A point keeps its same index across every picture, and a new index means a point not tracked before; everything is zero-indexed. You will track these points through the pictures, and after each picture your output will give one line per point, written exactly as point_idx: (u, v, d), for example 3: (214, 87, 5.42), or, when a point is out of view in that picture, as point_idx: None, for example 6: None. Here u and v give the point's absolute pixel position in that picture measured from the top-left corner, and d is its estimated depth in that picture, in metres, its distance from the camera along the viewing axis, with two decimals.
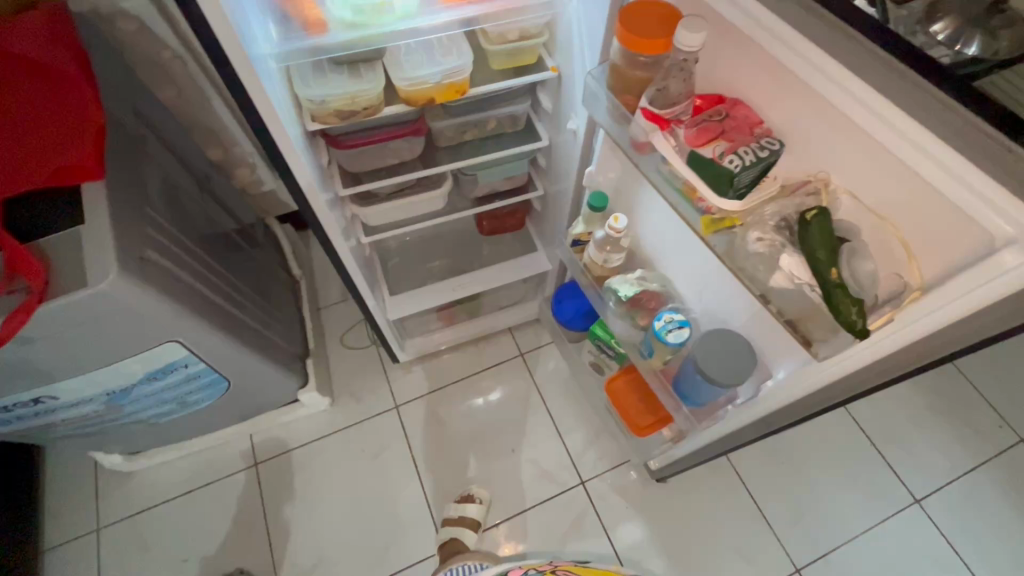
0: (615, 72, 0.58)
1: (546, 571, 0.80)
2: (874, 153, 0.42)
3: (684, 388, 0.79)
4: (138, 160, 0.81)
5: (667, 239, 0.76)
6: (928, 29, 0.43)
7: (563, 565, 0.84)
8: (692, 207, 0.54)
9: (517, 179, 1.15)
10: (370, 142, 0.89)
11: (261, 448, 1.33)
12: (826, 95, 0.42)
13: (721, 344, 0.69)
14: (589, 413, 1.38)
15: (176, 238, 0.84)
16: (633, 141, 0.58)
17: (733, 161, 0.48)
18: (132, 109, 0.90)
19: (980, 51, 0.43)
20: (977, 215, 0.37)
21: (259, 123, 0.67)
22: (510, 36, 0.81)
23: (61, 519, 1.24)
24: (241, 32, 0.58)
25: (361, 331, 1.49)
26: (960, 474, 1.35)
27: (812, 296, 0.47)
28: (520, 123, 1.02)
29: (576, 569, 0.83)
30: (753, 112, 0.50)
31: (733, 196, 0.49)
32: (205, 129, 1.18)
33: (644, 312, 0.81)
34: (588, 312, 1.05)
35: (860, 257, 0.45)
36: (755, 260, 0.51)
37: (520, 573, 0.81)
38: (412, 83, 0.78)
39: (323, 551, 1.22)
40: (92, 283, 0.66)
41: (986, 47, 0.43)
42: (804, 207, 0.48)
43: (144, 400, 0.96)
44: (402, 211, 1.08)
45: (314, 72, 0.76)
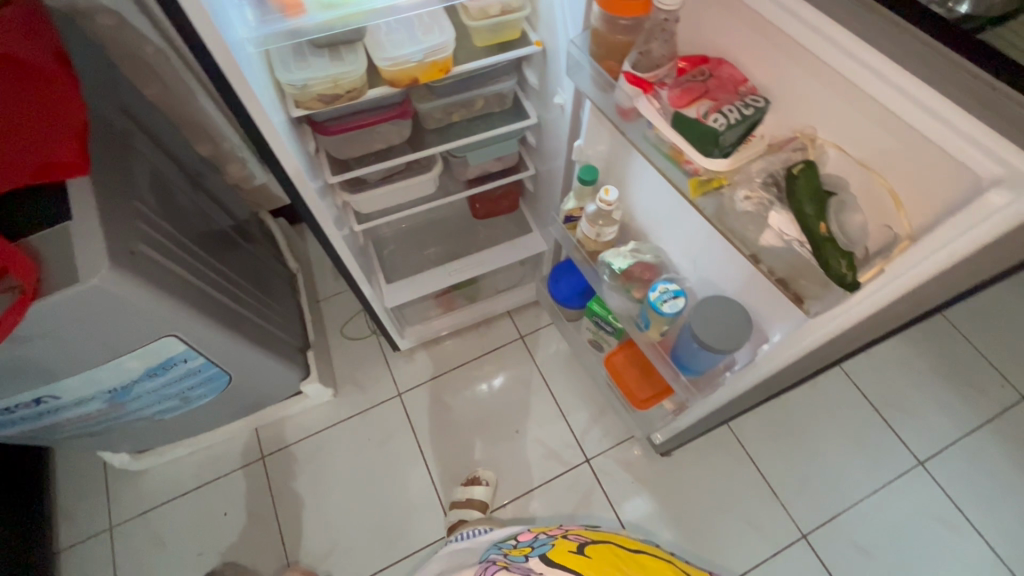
0: (597, 37, 0.57)
1: (557, 534, 0.79)
2: (860, 103, 0.41)
3: (682, 357, 0.80)
4: (124, 155, 0.80)
5: (659, 208, 0.75)
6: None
7: (576, 530, 0.82)
8: (680, 170, 0.54)
9: (507, 159, 1.14)
10: (357, 126, 0.89)
11: (267, 441, 1.34)
12: (809, 45, 0.42)
13: (717, 310, 0.69)
14: (592, 392, 1.39)
15: (169, 233, 0.84)
16: (617, 108, 0.58)
17: (718, 119, 0.47)
18: (116, 105, 0.89)
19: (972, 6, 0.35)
20: (964, 158, 0.36)
21: (242, 112, 0.66)
22: (491, 10, 0.80)
23: (74, 520, 1.25)
24: (216, 16, 0.57)
25: (361, 322, 1.49)
26: (963, 434, 1.35)
27: (802, 252, 0.47)
28: (507, 101, 1.01)
29: (589, 533, 0.81)
30: (737, 70, 0.49)
31: (719, 155, 0.49)
32: (193, 125, 1.17)
33: (639, 285, 0.81)
34: (584, 289, 1.05)
35: (848, 209, 0.44)
36: (744, 221, 0.51)
37: (531, 535, 0.83)
38: (394, 62, 0.77)
39: (335, 538, 1.24)
40: (84, 279, 0.65)
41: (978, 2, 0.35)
42: (792, 163, 0.47)
43: (146, 397, 0.96)
44: (393, 197, 1.08)
45: (294, 57, 0.75)
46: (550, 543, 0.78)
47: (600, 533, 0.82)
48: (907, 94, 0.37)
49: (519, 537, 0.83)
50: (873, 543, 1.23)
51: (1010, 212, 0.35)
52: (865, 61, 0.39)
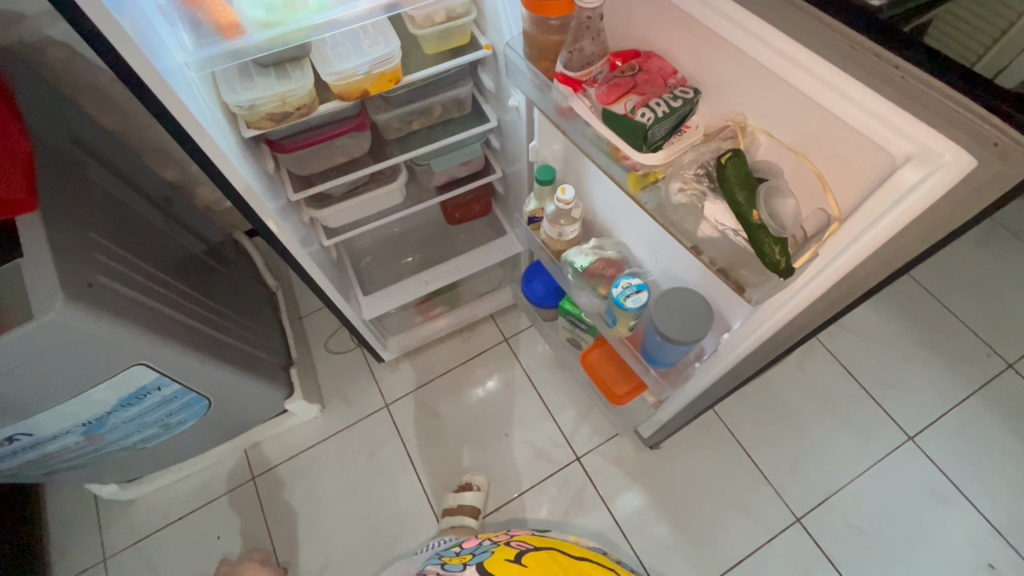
0: (529, 39, 0.57)
1: (501, 541, 0.84)
2: (779, 88, 0.41)
3: (651, 351, 0.80)
4: (80, 187, 0.80)
5: (616, 203, 0.75)
6: None
7: (519, 535, 0.87)
8: (618, 166, 0.54)
9: (474, 164, 1.14)
10: (312, 142, 0.88)
11: (257, 462, 1.33)
12: (728, 36, 0.42)
13: (679, 302, 0.70)
14: (578, 390, 1.39)
15: (131, 261, 0.84)
16: (556, 107, 0.58)
17: (645, 114, 0.47)
18: (70, 137, 0.88)
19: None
20: (877, 137, 0.37)
21: (188, 138, 0.66)
22: (437, 17, 0.79)
23: (66, 554, 1.25)
24: (146, 44, 0.57)
25: (344, 335, 1.49)
26: (952, 406, 1.35)
27: (737, 240, 0.47)
28: (466, 106, 1.01)
29: (530, 538, 0.86)
30: (666, 63, 0.49)
31: (651, 150, 0.49)
32: (157, 150, 1.17)
33: (604, 281, 0.80)
34: (557, 288, 1.05)
35: (778, 195, 0.44)
36: (681, 212, 0.51)
37: (476, 542, 0.87)
38: (341, 77, 0.77)
39: (329, 554, 1.23)
40: (39, 314, 0.65)
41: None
42: (721, 151, 0.47)
43: (124, 426, 0.96)
44: (361, 209, 1.08)
45: (240, 78, 0.74)
46: (491, 550, 0.82)
47: (540, 537, 0.87)
48: (820, 78, 0.38)
49: (465, 545, 0.88)
50: (868, 521, 1.23)
51: (923, 189, 0.36)
52: (778, 48, 0.39)
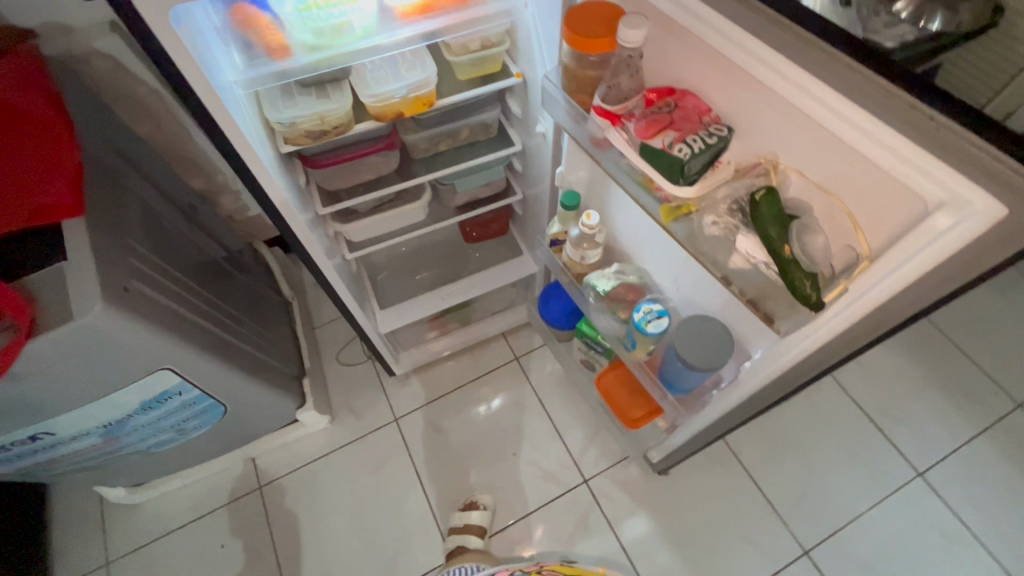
0: (568, 72, 0.60)
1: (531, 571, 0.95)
2: (814, 132, 0.44)
3: (669, 376, 0.81)
4: (119, 194, 0.83)
5: (639, 230, 0.77)
6: (889, 9, 0.48)
7: (550, 567, 0.99)
8: (651, 196, 0.56)
9: (495, 185, 1.16)
10: (343, 160, 0.91)
11: (264, 471, 1.33)
12: (767, 82, 0.44)
13: (700, 329, 0.71)
14: (587, 412, 1.39)
15: (161, 267, 0.86)
16: (591, 138, 0.60)
17: (683, 149, 0.49)
18: (111, 145, 0.91)
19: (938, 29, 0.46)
20: (910, 183, 0.38)
21: (232, 151, 0.68)
22: (472, 46, 0.83)
23: (68, 557, 1.24)
24: (204, 63, 0.60)
25: (356, 347, 1.50)
26: (960, 444, 1.35)
27: (769, 273, 0.49)
28: (492, 130, 1.04)
29: (561, 569, 0.98)
30: (700, 101, 0.52)
31: (686, 183, 0.51)
32: (186, 160, 1.20)
33: (625, 306, 0.82)
34: (573, 310, 1.06)
35: (809, 231, 0.46)
36: (713, 244, 0.53)
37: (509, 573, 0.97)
38: (378, 99, 0.80)
39: (331, 567, 1.22)
40: (77, 316, 0.67)
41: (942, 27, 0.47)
42: (755, 188, 0.50)
43: (142, 430, 0.97)
44: (384, 225, 1.10)
45: (282, 97, 0.77)
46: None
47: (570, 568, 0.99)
48: (854, 124, 0.39)
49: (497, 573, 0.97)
50: (876, 558, 1.22)
51: (954, 234, 0.37)
52: (816, 95, 0.41)
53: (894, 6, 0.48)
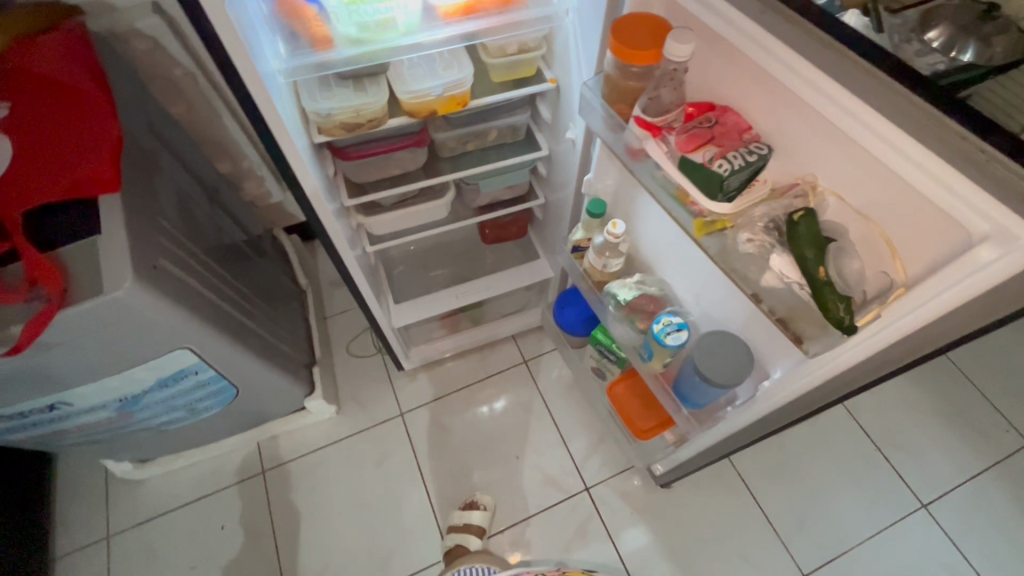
0: (609, 82, 0.60)
1: None
2: (858, 157, 0.44)
3: (684, 389, 0.81)
4: (152, 173, 0.84)
5: (664, 241, 0.78)
6: (921, 37, 0.47)
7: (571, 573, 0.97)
8: (685, 210, 0.56)
9: (518, 188, 1.17)
10: (373, 153, 0.92)
11: (268, 456, 1.34)
12: (815, 104, 0.44)
13: (720, 345, 0.71)
14: (593, 420, 1.39)
15: (188, 247, 0.87)
16: (627, 147, 0.61)
17: (722, 165, 0.50)
18: (147, 124, 0.92)
19: (974, 57, 0.47)
20: (956, 214, 0.39)
21: (270, 137, 0.70)
22: (509, 49, 0.84)
23: (71, 528, 1.26)
24: (252, 49, 0.61)
25: (367, 340, 1.51)
26: (966, 479, 1.34)
27: (801, 293, 0.49)
28: (520, 133, 1.04)
29: None
30: (741, 119, 0.52)
31: (724, 199, 0.51)
32: (214, 144, 1.21)
33: (644, 316, 0.82)
34: (589, 317, 1.07)
35: (847, 255, 0.46)
36: (746, 260, 0.53)
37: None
38: (414, 96, 0.81)
39: (328, 557, 1.23)
40: (108, 291, 0.68)
41: (980, 55, 0.47)
42: (793, 208, 0.50)
43: (155, 407, 0.98)
44: (406, 220, 1.11)
45: (320, 87, 0.79)
46: None
47: None
48: (902, 152, 0.40)
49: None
50: None
51: (996, 268, 0.37)
52: (865, 121, 0.41)
53: (927, 34, 0.48)
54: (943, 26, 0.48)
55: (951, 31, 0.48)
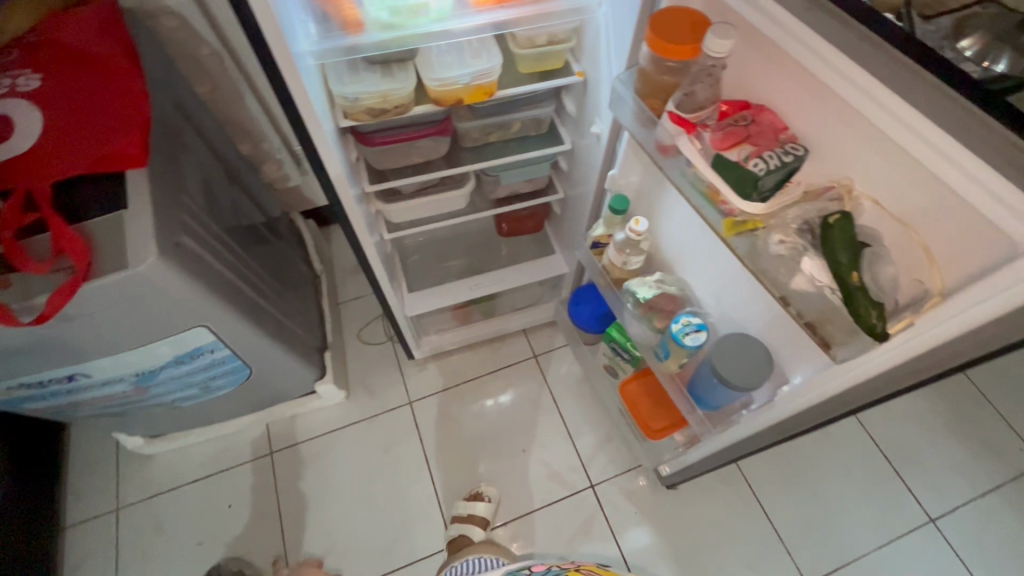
0: (643, 76, 0.60)
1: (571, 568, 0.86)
2: (899, 161, 0.44)
3: (699, 391, 0.81)
4: (178, 151, 0.84)
5: (687, 240, 0.77)
6: (954, 45, 0.40)
7: (587, 565, 0.90)
8: (714, 209, 0.55)
9: (538, 182, 1.17)
10: (397, 140, 0.91)
11: (276, 437, 1.35)
12: (858, 105, 0.44)
13: (739, 347, 0.70)
14: (601, 417, 1.39)
15: (210, 226, 0.87)
16: (657, 143, 0.60)
17: (758, 164, 0.49)
18: (174, 102, 0.93)
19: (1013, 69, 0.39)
20: (1002, 223, 0.38)
21: (298, 118, 0.70)
22: (538, 40, 0.83)
23: (82, 498, 1.28)
24: (285, 29, 0.61)
25: (378, 327, 1.51)
26: (977, 495, 1.33)
27: (832, 298, 0.48)
28: (543, 126, 1.04)
29: (598, 569, 0.89)
30: (778, 118, 0.51)
31: (757, 199, 0.51)
32: (236, 125, 1.22)
33: (662, 315, 0.82)
34: (604, 314, 1.06)
35: (882, 261, 0.46)
36: (776, 263, 0.52)
37: (544, 568, 0.88)
38: (442, 83, 0.80)
39: (332, 540, 1.24)
40: (132, 265, 0.68)
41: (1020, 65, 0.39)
42: (828, 212, 0.49)
43: (170, 383, 0.99)
44: (425, 209, 1.11)
45: (349, 71, 0.78)
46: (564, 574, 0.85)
47: (607, 569, 0.90)
48: (949, 158, 0.39)
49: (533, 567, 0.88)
50: None
51: None
52: (911, 124, 0.40)
53: (960, 42, 0.40)
54: (984, 32, 0.41)
55: (988, 39, 0.40)
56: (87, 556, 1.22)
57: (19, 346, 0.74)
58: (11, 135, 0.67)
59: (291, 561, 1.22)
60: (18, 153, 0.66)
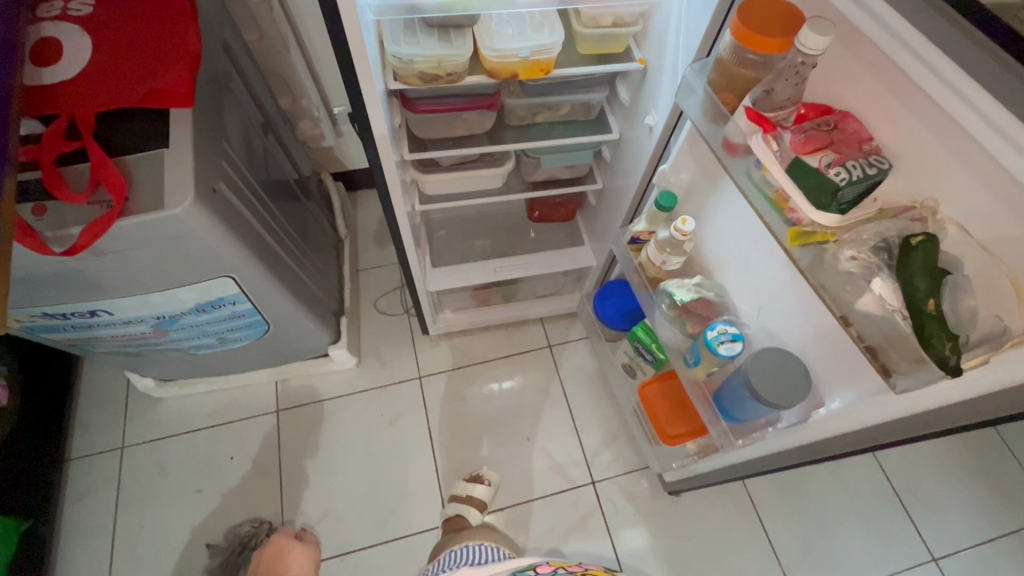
0: (720, 66, 0.56)
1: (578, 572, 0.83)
2: (998, 187, 0.41)
3: (725, 401, 0.77)
4: (222, 96, 0.83)
5: (735, 244, 0.74)
6: None
7: (594, 569, 0.86)
8: (780, 217, 0.52)
9: (578, 169, 1.13)
10: (442, 109, 0.88)
11: (284, 396, 1.35)
12: (962, 122, 0.40)
13: (777, 362, 0.67)
14: (609, 415, 1.37)
15: (245, 176, 0.86)
16: (725, 141, 0.57)
17: (840, 174, 0.46)
18: (223, 45, 0.90)
19: None
20: None
21: (352, 75, 0.67)
22: (604, 21, 0.79)
23: (89, 433, 1.29)
24: None
25: (395, 298, 1.50)
26: (983, 539, 1.30)
27: (902, 324, 0.45)
28: (592, 113, 1.00)
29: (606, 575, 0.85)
30: (863, 127, 0.48)
31: (835, 210, 0.48)
32: (278, 77, 1.19)
33: (696, 320, 0.79)
34: (631, 312, 1.04)
35: (963, 291, 0.43)
36: (842, 279, 0.49)
37: (550, 569, 0.84)
38: (499, 54, 0.77)
39: (329, 504, 1.25)
40: (168, 207, 0.67)
41: None
42: (909, 232, 0.46)
43: (189, 330, 0.98)
44: (460, 184, 1.08)
45: (405, 31, 0.76)
46: None
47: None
48: None
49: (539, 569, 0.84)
50: None
51: None
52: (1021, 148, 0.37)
53: None
54: None
55: None
56: (89, 490, 1.23)
57: (46, 275, 0.73)
58: (60, 61, 0.66)
59: (286, 519, 1.23)
60: (65, 80, 0.65)
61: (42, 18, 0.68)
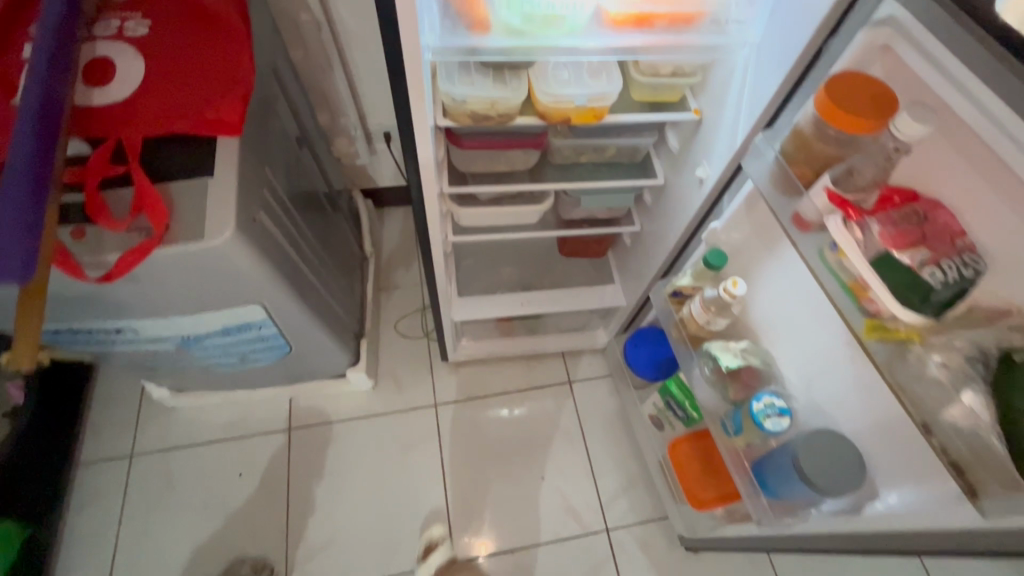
0: (797, 136, 0.53)
1: None
2: None
3: (766, 473, 0.73)
4: (267, 120, 0.81)
5: (790, 314, 0.71)
6: None
7: None
8: (856, 306, 0.49)
9: (616, 211, 1.11)
10: (488, 145, 0.86)
11: (297, 415, 1.33)
12: None
13: (831, 448, 0.63)
14: (627, 459, 1.33)
15: (284, 200, 0.84)
16: (795, 216, 0.53)
17: (934, 274, 0.45)
18: (271, 67, 0.90)
19: None
20: None
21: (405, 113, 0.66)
22: (662, 70, 0.77)
23: (100, 438, 1.27)
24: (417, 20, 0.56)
25: (416, 321, 1.48)
26: None
27: (994, 442, 0.42)
28: (638, 156, 0.98)
29: None
30: (955, 221, 0.47)
31: (926, 312, 0.45)
32: (319, 95, 1.19)
33: (739, 386, 0.76)
34: (663, 362, 1.01)
35: None
36: (925, 383, 0.46)
37: None
38: (555, 99, 0.75)
39: (335, 531, 1.21)
40: (208, 238, 0.65)
41: None
42: (1010, 344, 0.44)
43: (211, 349, 0.96)
44: (496, 219, 1.06)
45: (460, 70, 0.74)
46: None
47: None
48: None
49: None
50: None
51: None
52: None
53: None
54: None
55: None
56: (95, 498, 1.21)
57: (77, 294, 0.72)
58: (111, 83, 0.65)
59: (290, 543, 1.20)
60: (115, 102, 0.64)
61: (96, 36, 0.68)
